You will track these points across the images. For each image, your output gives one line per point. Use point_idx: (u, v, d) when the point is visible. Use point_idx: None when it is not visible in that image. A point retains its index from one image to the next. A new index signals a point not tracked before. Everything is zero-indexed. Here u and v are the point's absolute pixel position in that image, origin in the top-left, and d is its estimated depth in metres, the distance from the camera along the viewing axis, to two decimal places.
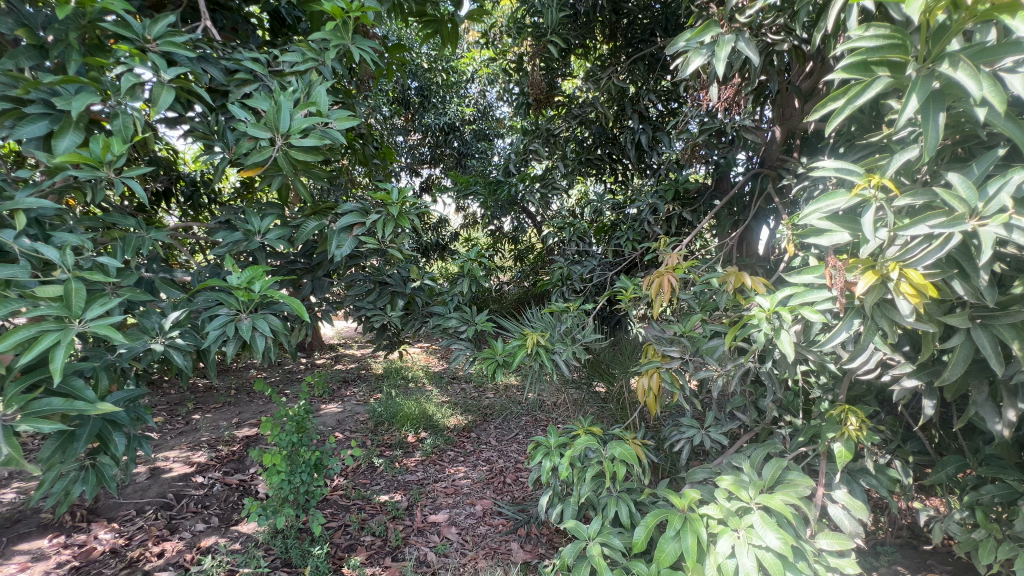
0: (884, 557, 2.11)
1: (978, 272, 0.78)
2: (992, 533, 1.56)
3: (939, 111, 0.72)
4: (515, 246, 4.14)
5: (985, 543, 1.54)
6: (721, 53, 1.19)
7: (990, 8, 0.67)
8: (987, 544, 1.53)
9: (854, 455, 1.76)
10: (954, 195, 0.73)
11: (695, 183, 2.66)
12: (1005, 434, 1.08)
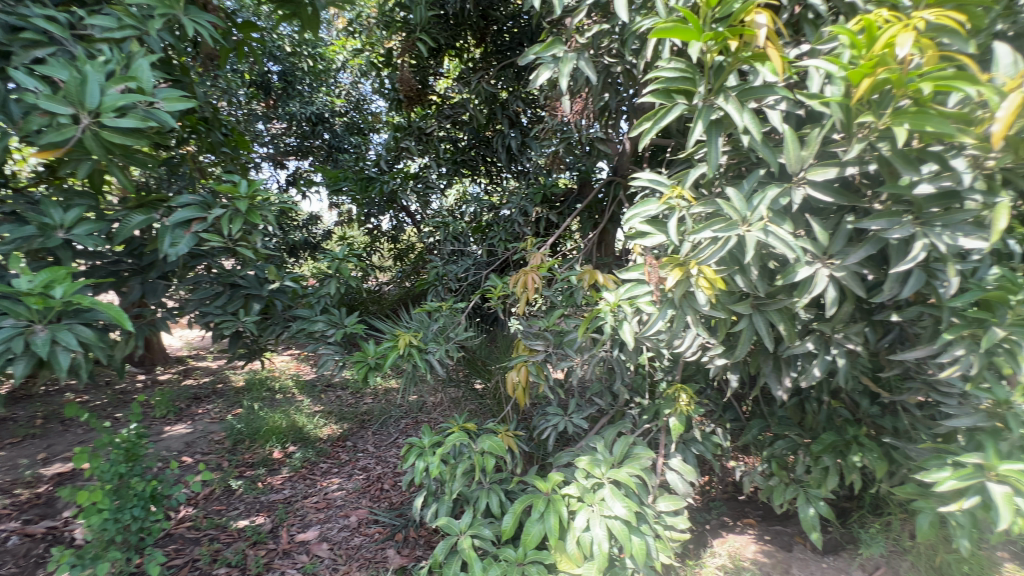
0: (714, 511, 2.50)
1: (751, 267, 0.96)
2: (782, 479, 1.95)
3: (718, 136, 0.88)
4: (394, 245, 3.82)
5: (777, 487, 1.92)
6: (565, 68, 1.30)
7: (749, 55, 0.84)
8: (779, 488, 1.92)
9: (686, 427, 2.05)
10: (731, 205, 0.90)
11: (562, 188, 2.86)
12: (784, 398, 1.35)
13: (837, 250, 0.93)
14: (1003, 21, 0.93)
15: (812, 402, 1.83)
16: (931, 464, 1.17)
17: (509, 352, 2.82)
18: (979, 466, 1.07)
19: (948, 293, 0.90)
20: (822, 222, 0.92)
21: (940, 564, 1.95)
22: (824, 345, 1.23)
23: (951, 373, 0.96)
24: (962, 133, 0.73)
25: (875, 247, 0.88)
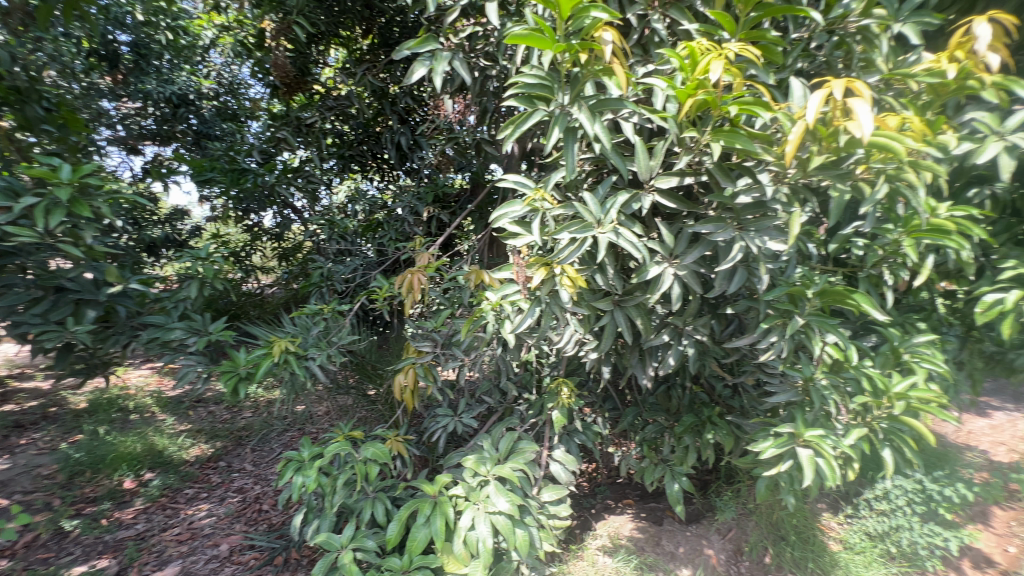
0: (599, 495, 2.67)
1: (608, 267, 1.03)
2: (652, 460, 2.14)
3: (574, 143, 0.93)
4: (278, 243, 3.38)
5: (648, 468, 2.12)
6: (438, 67, 1.29)
7: (599, 69, 0.90)
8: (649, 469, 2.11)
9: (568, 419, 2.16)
10: (587, 209, 0.96)
11: (454, 188, 2.84)
12: (647, 386, 1.48)
13: (678, 251, 1.03)
14: (801, 60, 1.11)
15: (675, 388, 2.04)
16: (759, 436, 1.36)
17: (400, 355, 2.74)
18: (793, 434, 1.28)
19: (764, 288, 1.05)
20: (666, 226, 1.02)
21: (776, 520, 2.30)
22: (678, 336, 1.37)
23: (769, 357, 1.13)
24: (763, 152, 0.85)
25: (706, 248, 0.99)
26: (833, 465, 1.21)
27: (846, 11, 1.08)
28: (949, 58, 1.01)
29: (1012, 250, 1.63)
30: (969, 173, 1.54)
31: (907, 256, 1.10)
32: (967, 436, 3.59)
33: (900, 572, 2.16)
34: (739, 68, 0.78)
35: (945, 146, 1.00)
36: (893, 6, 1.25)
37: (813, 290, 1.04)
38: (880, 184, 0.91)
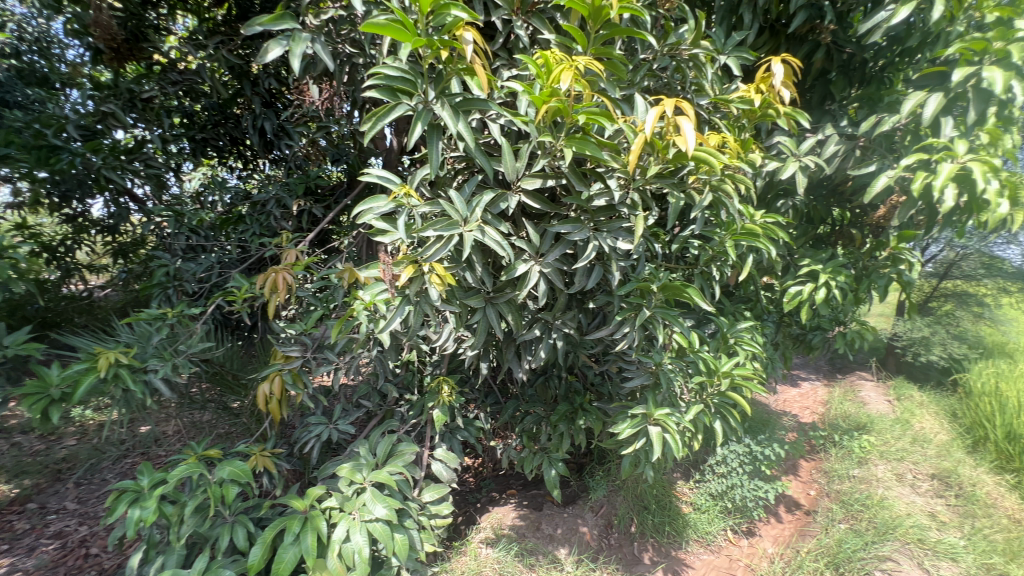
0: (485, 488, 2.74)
1: (477, 265, 1.05)
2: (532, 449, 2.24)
3: (438, 140, 0.93)
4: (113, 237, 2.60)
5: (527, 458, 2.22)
6: (296, 49, 1.19)
7: (461, 68, 0.91)
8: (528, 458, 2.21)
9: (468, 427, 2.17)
10: (452, 207, 0.96)
11: (328, 181, 2.59)
12: (523, 379, 1.54)
13: (542, 249, 1.09)
14: (646, 80, 1.24)
15: (551, 379, 2.16)
16: (618, 418, 1.50)
17: (266, 362, 2.47)
18: (645, 413, 1.43)
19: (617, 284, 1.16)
20: (531, 226, 1.07)
21: (639, 491, 2.56)
22: (548, 330, 1.44)
23: (623, 347, 1.25)
24: (608, 160, 0.93)
25: (566, 246, 1.06)
26: (676, 438, 1.39)
27: (679, 40, 1.23)
28: (754, 90, 1.21)
29: (806, 251, 2.01)
30: (776, 187, 1.87)
31: (727, 255, 1.30)
32: (782, 404, 4.38)
33: (734, 523, 2.56)
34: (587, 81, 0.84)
35: (751, 164, 1.20)
36: (719, 42, 1.46)
37: (657, 284, 1.18)
38: (705, 193, 1.09)
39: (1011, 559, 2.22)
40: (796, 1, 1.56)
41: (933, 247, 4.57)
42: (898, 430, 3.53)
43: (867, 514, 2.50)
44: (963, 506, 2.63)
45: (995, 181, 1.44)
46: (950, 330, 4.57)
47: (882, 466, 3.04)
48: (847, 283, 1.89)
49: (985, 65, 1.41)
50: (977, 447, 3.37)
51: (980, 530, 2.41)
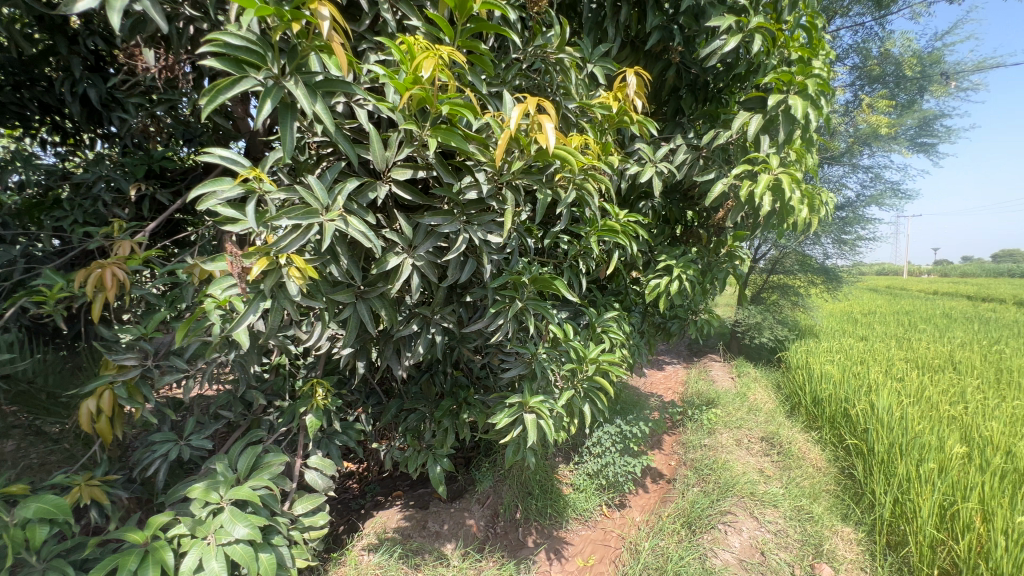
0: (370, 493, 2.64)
1: (342, 258, 1.00)
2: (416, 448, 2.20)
3: (292, 122, 0.85)
4: None
5: (411, 457, 2.18)
6: (115, 2, 0.98)
7: (318, 45, 0.85)
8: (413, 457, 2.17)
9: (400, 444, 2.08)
10: (311, 194, 0.89)
11: (177, 163, 2.19)
12: (402, 376, 1.50)
13: (414, 241, 1.07)
14: (518, 78, 1.28)
15: (436, 375, 2.15)
16: (497, 409, 1.54)
17: (93, 375, 2.05)
18: (521, 403, 1.49)
19: (489, 277, 1.18)
20: (401, 217, 1.04)
21: (523, 478, 2.66)
22: (426, 325, 1.42)
23: (498, 338, 1.28)
24: (475, 154, 0.94)
25: (437, 239, 1.06)
26: (549, 423, 1.47)
27: (547, 44, 1.30)
28: (613, 97, 1.32)
29: (664, 248, 2.26)
30: (638, 190, 2.07)
31: (592, 249, 1.41)
32: (649, 387, 4.88)
33: (607, 498, 2.78)
34: (451, 73, 0.83)
35: (611, 166, 1.31)
36: (586, 50, 1.57)
37: (528, 277, 1.22)
38: (570, 191, 1.17)
39: (815, 499, 2.74)
40: (651, 22, 1.73)
41: (762, 247, 5.45)
42: (738, 402, 4.14)
43: (714, 476, 2.89)
44: (783, 460, 3.18)
45: (798, 191, 1.76)
46: (775, 316, 5.48)
47: (725, 434, 3.54)
48: (695, 276, 2.16)
49: (790, 94, 1.71)
50: (792, 412, 4.10)
51: (794, 478, 2.93)
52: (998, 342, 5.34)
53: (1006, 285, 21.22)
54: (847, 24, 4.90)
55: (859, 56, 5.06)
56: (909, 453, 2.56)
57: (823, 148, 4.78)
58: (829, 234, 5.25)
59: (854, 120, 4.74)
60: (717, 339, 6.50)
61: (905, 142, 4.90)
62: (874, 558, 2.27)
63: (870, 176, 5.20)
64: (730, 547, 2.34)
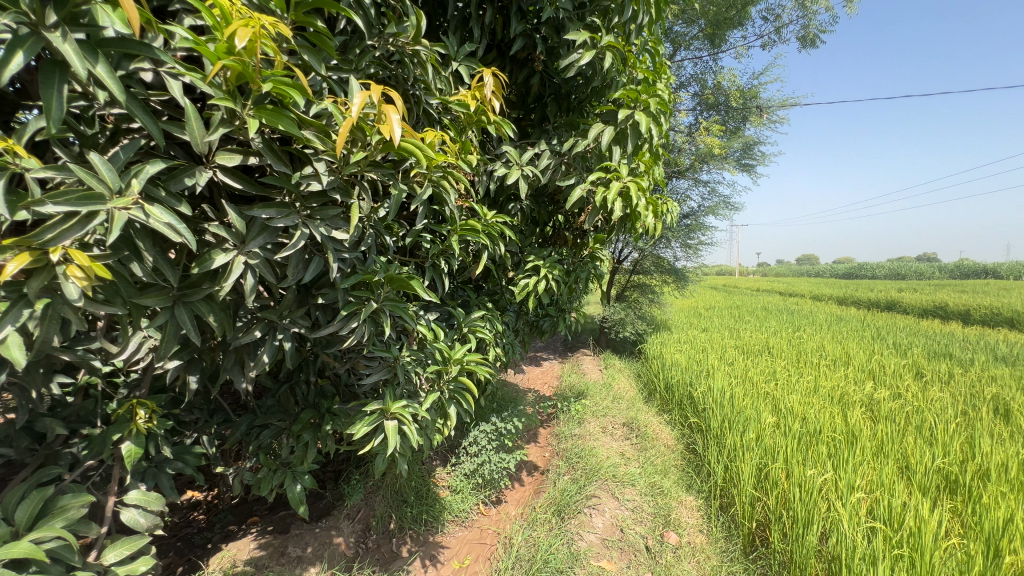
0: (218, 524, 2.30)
1: (145, 254, 0.84)
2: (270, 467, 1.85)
3: (64, 86, 0.69)
4: None
5: (265, 478, 1.86)
6: None
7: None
8: (267, 478, 1.85)
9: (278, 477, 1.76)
10: (93, 176, 0.73)
11: None
12: (246, 390, 1.30)
13: (245, 237, 0.92)
14: (373, 67, 1.21)
15: (296, 387, 1.93)
16: (357, 418, 1.44)
17: None
18: (382, 410, 1.42)
19: (339, 276, 1.10)
20: (230, 209, 0.89)
21: (397, 487, 2.56)
22: (271, 332, 1.25)
23: (353, 342, 1.20)
24: (314, 141, 0.87)
25: (273, 234, 0.94)
26: (411, 429, 1.42)
27: (398, 32, 1.19)
28: (471, 96, 1.35)
29: (533, 249, 2.34)
30: (507, 192, 2.10)
31: (453, 249, 1.41)
32: (526, 383, 5.05)
33: (484, 496, 2.79)
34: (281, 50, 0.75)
35: (470, 165, 1.38)
36: (450, 47, 1.55)
37: (383, 276, 1.17)
38: (426, 186, 1.15)
39: (666, 474, 3.06)
40: (516, 28, 1.77)
41: (625, 250, 5.99)
42: (604, 392, 4.49)
43: (582, 463, 3.08)
44: (640, 442, 3.50)
45: (644, 198, 1.95)
46: (636, 312, 6.06)
47: (593, 423, 3.81)
48: (561, 276, 2.27)
49: (637, 110, 1.89)
50: (649, 398, 4.57)
51: (649, 458, 3.25)
52: (798, 330, 6.57)
53: (806, 283, 26.30)
54: (689, 57, 5.62)
55: (699, 85, 5.83)
56: (736, 427, 3.00)
57: (672, 163, 5.41)
58: (678, 239, 5.96)
59: (695, 140, 5.45)
60: (588, 335, 7.00)
61: (733, 162, 5.78)
62: (710, 520, 2.61)
63: (708, 190, 6.03)
64: (594, 528, 2.49)
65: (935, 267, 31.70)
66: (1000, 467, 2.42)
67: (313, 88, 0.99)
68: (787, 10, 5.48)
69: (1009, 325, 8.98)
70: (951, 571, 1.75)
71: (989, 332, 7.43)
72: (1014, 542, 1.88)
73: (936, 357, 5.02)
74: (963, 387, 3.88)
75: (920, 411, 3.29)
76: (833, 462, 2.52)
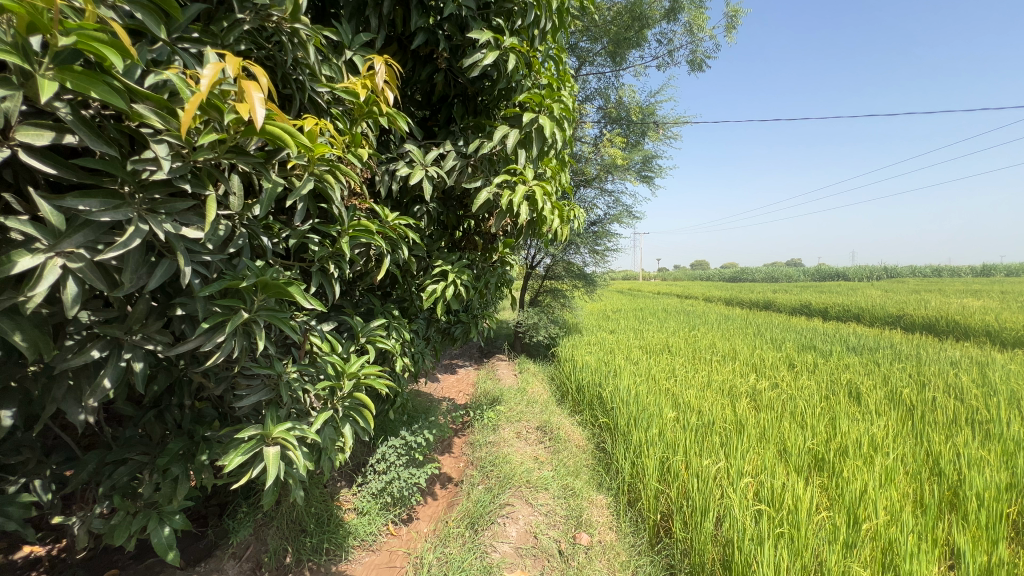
0: None
1: None
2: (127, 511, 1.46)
3: None
4: None
5: (120, 524, 1.43)
6: None
7: None
8: (123, 524, 1.43)
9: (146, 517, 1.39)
10: None
11: None
12: (83, 424, 1.02)
13: (61, 236, 0.72)
14: (244, 44, 1.06)
15: (166, 411, 1.61)
16: (231, 445, 1.25)
17: None
18: (262, 435, 1.25)
19: (198, 282, 0.94)
20: (40, 200, 0.70)
21: (293, 516, 2.31)
22: (115, 350, 1.01)
23: (219, 359, 1.03)
24: (150, 117, 0.73)
25: (98, 232, 0.75)
26: (297, 454, 1.27)
27: (272, 6, 1.05)
28: (361, 85, 1.24)
29: (441, 252, 2.25)
30: (412, 194, 2.00)
31: (344, 252, 1.30)
32: (441, 392, 4.91)
33: (394, 515, 2.62)
34: (90, 2, 0.65)
35: (361, 160, 1.29)
36: (343, 34, 1.42)
37: (255, 283, 1.02)
38: (306, 179, 1.04)
39: (577, 475, 3.11)
40: (416, 22, 1.68)
41: (537, 256, 6.09)
42: (519, 397, 4.50)
43: (496, 471, 3.03)
44: (553, 445, 3.53)
45: (549, 202, 1.95)
46: (548, 317, 6.18)
47: (507, 428, 3.78)
48: (470, 281, 2.20)
49: (541, 114, 1.89)
50: (562, 400, 4.65)
51: (562, 459, 3.28)
52: (693, 329, 7.14)
53: (700, 286, 28.86)
54: (594, 72, 5.88)
55: (602, 99, 6.13)
56: (641, 423, 3.14)
57: (579, 172, 5.61)
58: (587, 245, 6.19)
59: (600, 151, 5.70)
60: (503, 341, 7.01)
61: (634, 173, 6.14)
62: (619, 516, 2.67)
63: (613, 199, 6.35)
64: (507, 537, 2.43)
65: (800, 271, 36.55)
66: (855, 443, 2.78)
67: (156, 59, 0.84)
68: (678, 35, 5.95)
69: (856, 319, 10.56)
70: (823, 541, 1.94)
71: (842, 326, 8.65)
72: (868, 510, 2.14)
73: (804, 350, 5.71)
74: (825, 375, 4.43)
75: (793, 398, 3.69)
76: (725, 451, 2.72)
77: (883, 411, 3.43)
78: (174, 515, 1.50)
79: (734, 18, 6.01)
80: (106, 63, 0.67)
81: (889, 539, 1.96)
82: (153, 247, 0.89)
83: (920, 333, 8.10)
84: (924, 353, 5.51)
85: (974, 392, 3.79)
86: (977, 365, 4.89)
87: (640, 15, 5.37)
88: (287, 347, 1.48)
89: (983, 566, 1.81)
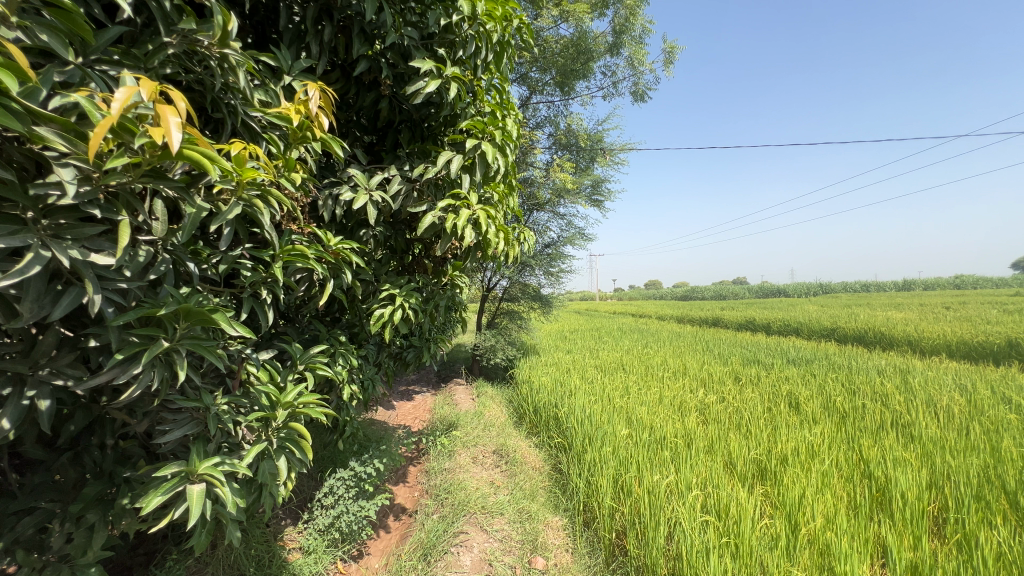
0: None
1: None
2: (32, 567, 1.30)
3: None
4: None
5: None
6: None
7: None
8: None
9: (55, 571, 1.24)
10: None
11: None
12: None
13: None
14: (169, 67, 1.04)
15: (84, 453, 1.47)
16: (151, 486, 1.16)
17: None
18: (186, 471, 1.17)
19: (112, 311, 0.89)
20: None
21: (230, 560, 2.15)
22: (17, 387, 0.92)
23: (137, 392, 0.98)
24: (54, 140, 0.72)
25: None
26: (225, 491, 1.19)
27: (200, 30, 1.04)
28: (294, 111, 1.24)
29: (389, 276, 2.22)
30: (355, 217, 1.98)
31: (277, 277, 1.27)
32: (396, 420, 4.77)
33: (343, 552, 2.48)
34: None
35: (295, 184, 1.28)
36: (281, 60, 1.42)
37: (177, 310, 0.98)
38: (233, 203, 1.02)
39: (533, 498, 3.07)
40: (358, 49, 1.70)
41: (493, 278, 6.11)
42: (475, 421, 4.43)
43: (450, 499, 2.96)
44: (509, 468, 3.48)
45: (494, 225, 1.98)
46: (505, 339, 6.18)
47: (463, 454, 3.71)
48: (418, 304, 2.17)
49: (483, 140, 1.94)
50: (519, 422, 4.61)
51: (518, 483, 3.24)
52: (646, 347, 7.33)
53: (653, 305, 29.71)
54: (543, 101, 6.10)
55: (553, 126, 6.34)
56: (595, 441, 3.18)
57: (531, 197, 5.75)
58: (541, 267, 6.26)
59: (551, 176, 5.85)
60: (460, 365, 6.91)
61: (584, 197, 6.33)
62: (574, 537, 2.64)
63: (565, 222, 6.51)
64: (461, 567, 2.36)
65: (746, 289, 38.43)
66: (794, 451, 2.91)
67: (67, 80, 0.81)
68: (621, 68, 6.27)
69: (796, 333, 11.18)
70: (765, 548, 2.02)
71: (781, 340, 9.18)
72: (807, 514, 2.24)
73: (748, 364, 5.97)
74: (767, 387, 4.65)
75: (738, 411, 3.84)
76: (675, 465, 2.78)
77: (819, 419, 3.63)
78: (88, 568, 1.35)
79: (671, 54, 6.43)
80: (4, 86, 0.66)
81: (825, 541, 2.04)
82: (60, 275, 0.84)
83: (851, 344, 8.69)
84: (854, 363, 5.90)
85: (896, 398, 4.08)
86: (900, 372, 5.28)
87: (586, 49, 5.63)
88: (218, 378, 1.42)
89: (909, 561, 1.92)
